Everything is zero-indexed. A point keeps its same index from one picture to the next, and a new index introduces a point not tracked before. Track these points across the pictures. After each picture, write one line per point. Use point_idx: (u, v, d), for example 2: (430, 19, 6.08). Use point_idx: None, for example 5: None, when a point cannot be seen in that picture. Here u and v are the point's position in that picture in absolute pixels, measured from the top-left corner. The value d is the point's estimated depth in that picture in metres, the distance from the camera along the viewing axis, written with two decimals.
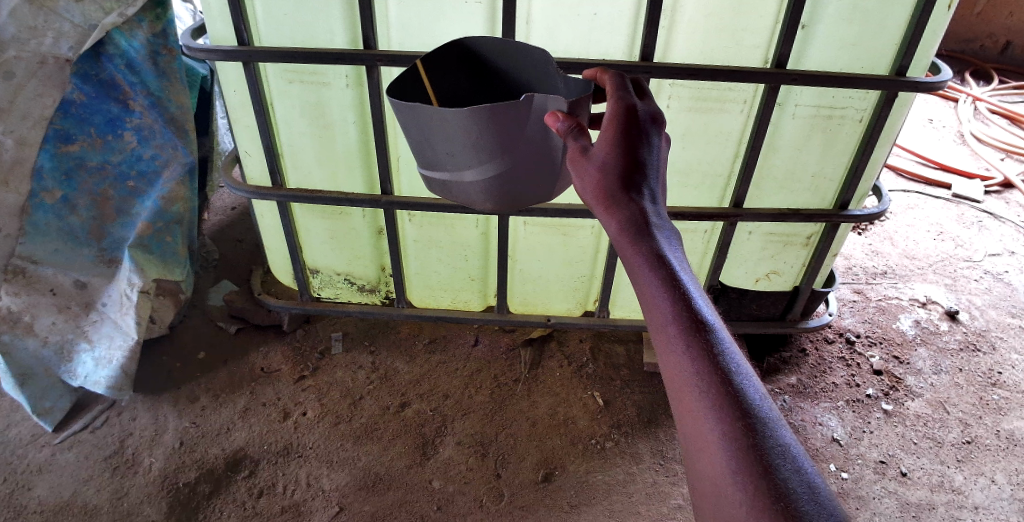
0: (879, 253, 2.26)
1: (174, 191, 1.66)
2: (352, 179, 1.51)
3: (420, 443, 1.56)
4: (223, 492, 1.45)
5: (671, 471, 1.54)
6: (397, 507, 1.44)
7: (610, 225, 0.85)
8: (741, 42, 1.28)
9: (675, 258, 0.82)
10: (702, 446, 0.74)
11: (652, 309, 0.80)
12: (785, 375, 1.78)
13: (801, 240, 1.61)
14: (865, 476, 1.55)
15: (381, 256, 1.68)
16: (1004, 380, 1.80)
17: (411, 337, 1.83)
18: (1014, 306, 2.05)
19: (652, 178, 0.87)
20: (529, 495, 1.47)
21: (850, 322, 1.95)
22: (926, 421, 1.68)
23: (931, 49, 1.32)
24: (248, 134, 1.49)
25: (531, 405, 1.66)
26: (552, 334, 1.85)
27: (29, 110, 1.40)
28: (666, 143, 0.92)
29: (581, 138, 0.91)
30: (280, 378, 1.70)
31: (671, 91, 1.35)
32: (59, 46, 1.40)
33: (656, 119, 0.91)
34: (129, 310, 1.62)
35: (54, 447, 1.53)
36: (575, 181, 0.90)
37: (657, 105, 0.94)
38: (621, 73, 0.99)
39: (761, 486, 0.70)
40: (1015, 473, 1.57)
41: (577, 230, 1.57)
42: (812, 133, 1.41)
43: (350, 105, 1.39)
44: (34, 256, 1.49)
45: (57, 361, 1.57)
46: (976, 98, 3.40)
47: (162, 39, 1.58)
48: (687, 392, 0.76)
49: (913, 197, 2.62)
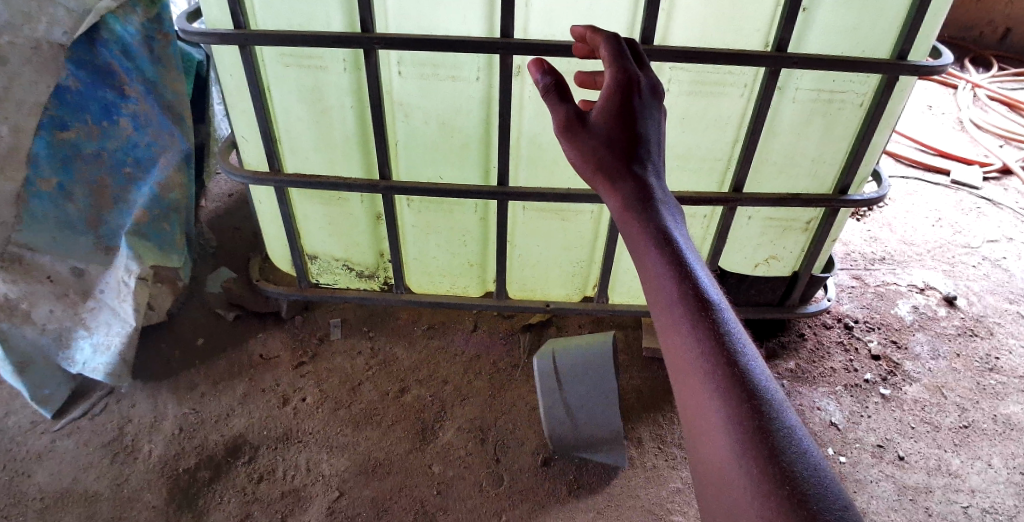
0: (877, 239, 2.26)
1: (171, 178, 1.67)
2: (350, 164, 1.50)
3: (420, 428, 1.57)
4: (223, 479, 1.45)
5: (670, 456, 1.54)
6: (397, 492, 1.44)
7: (612, 200, 0.90)
8: (741, 25, 1.28)
9: (678, 237, 0.85)
10: (706, 428, 0.74)
11: (655, 289, 0.82)
12: (784, 360, 1.79)
13: (800, 225, 1.61)
14: (863, 459, 1.56)
15: (379, 242, 1.67)
16: (1001, 365, 1.81)
17: (410, 324, 1.82)
18: (1012, 292, 2.05)
19: (654, 154, 0.93)
20: (528, 480, 1.48)
21: (848, 308, 1.95)
22: (923, 406, 1.68)
23: (932, 33, 1.31)
24: (244, 119, 1.48)
25: (531, 390, 1.67)
26: (551, 319, 1.85)
27: (25, 98, 1.38)
28: (664, 115, 0.98)
29: (567, 103, 0.94)
30: (280, 364, 1.70)
31: (670, 74, 1.35)
32: (52, 32, 1.39)
33: (655, 92, 0.96)
34: (127, 297, 1.60)
35: (53, 434, 1.53)
36: (572, 150, 0.93)
37: (655, 76, 0.98)
38: (617, 37, 1.02)
39: (765, 468, 0.69)
40: (1012, 457, 1.58)
41: (576, 215, 1.57)
42: (812, 117, 1.40)
43: (348, 90, 1.38)
44: (31, 244, 1.48)
45: (56, 348, 1.58)
46: (975, 85, 3.39)
47: (156, 24, 1.57)
48: (692, 373, 0.77)
49: (912, 183, 2.62)
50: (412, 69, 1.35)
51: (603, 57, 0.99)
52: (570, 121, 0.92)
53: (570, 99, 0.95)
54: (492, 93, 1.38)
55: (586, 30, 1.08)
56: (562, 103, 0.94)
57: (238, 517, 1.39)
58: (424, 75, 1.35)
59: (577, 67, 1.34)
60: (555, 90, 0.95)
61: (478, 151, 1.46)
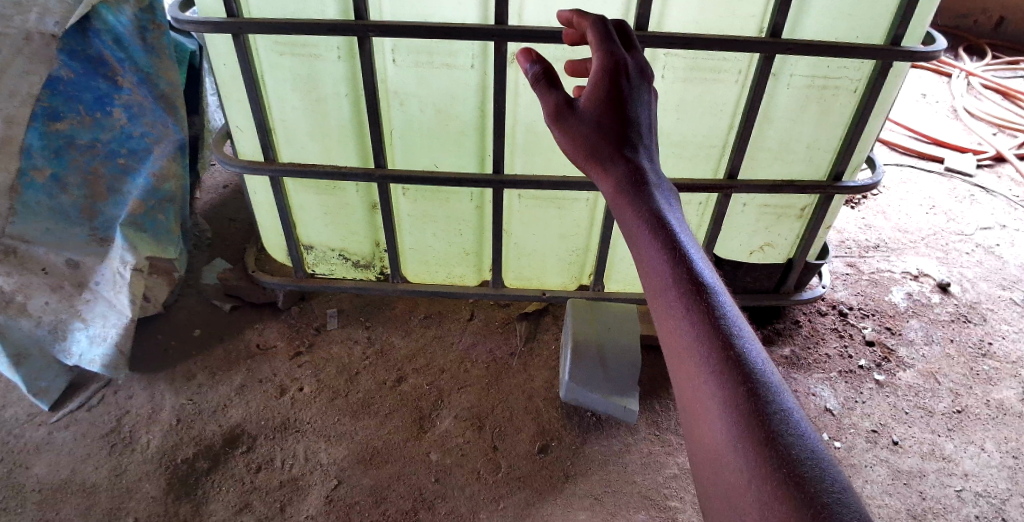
0: (872, 227, 2.27)
1: (166, 168, 1.65)
2: (345, 153, 1.50)
3: (418, 417, 1.57)
4: (222, 468, 1.46)
5: (666, 442, 1.55)
6: (396, 480, 1.45)
7: (605, 186, 0.90)
8: (735, 10, 1.28)
9: (674, 221, 0.85)
10: (702, 412, 0.75)
11: (651, 273, 0.83)
12: (779, 346, 1.80)
13: (796, 211, 1.62)
14: (857, 445, 1.57)
15: (375, 232, 1.68)
16: (995, 350, 1.82)
17: (406, 314, 1.83)
18: (1005, 279, 2.07)
19: (646, 137, 0.93)
20: (527, 467, 1.48)
21: (843, 295, 1.96)
22: (917, 391, 1.70)
23: (926, 18, 1.31)
24: (240, 109, 1.47)
25: (528, 378, 1.67)
26: (547, 308, 1.86)
27: (17, 87, 1.38)
28: (654, 96, 0.98)
29: (556, 91, 0.94)
30: (277, 355, 1.70)
31: (665, 60, 1.34)
32: (44, 22, 1.39)
33: (643, 76, 0.96)
34: (123, 289, 1.60)
35: (51, 426, 1.53)
36: (564, 137, 0.94)
37: (643, 59, 0.99)
38: (603, 19, 1.02)
39: (761, 450, 0.70)
40: (1004, 441, 1.59)
41: (571, 203, 1.57)
42: (807, 103, 1.40)
43: (343, 78, 1.38)
44: (26, 235, 1.48)
45: (51, 340, 1.57)
46: (969, 73, 3.40)
47: (149, 14, 1.59)
48: (688, 357, 0.77)
49: (906, 171, 2.63)
50: (407, 57, 1.34)
51: (590, 41, 1.00)
52: (560, 108, 0.93)
53: (560, 86, 0.95)
54: (488, 80, 1.38)
55: (573, 13, 1.06)
56: (551, 90, 0.95)
57: (237, 506, 1.39)
58: (420, 62, 1.35)
59: (573, 54, 1.33)
60: (544, 78, 0.96)
61: (475, 138, 1.46)
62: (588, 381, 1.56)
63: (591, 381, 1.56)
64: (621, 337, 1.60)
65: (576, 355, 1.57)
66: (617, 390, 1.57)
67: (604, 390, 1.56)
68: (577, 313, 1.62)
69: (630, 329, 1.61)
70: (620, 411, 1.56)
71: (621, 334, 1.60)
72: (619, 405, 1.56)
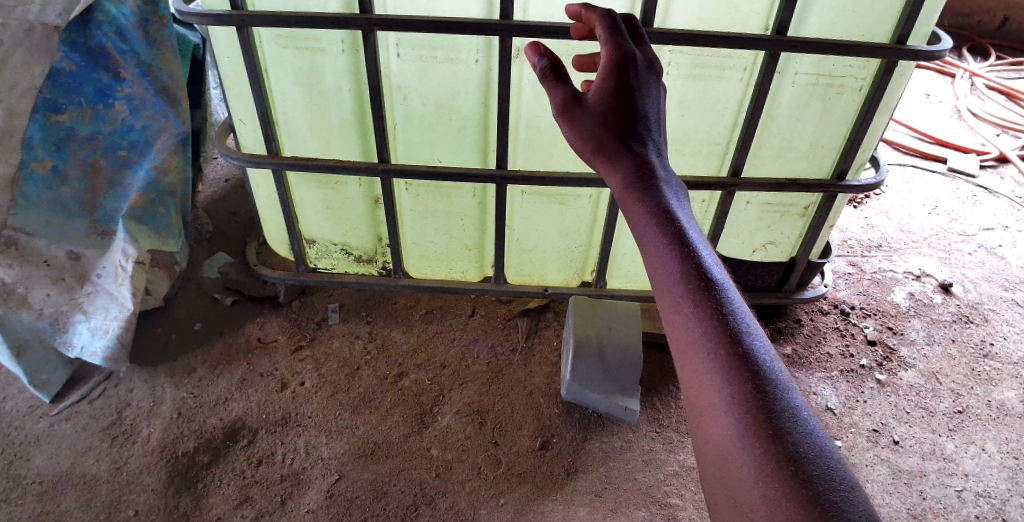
0: (874, 227, 2.26)
1: (167, 161, 1.65)
2: (346, 148, 1.50)
3: (418, 413, 1.57)
4: (222, 461, 1.46)
5: (667, 439, 1.55)
6: (396, 475, 1.45)
7: (613, 180, 0.90)
8: (740, 7, 1.28)
9: (682, 217, 0.85)
10: (707, 408, 0.75)
11: (657, 269, 0.82)
12: (780, 345, 1.80)
13: (798, 210, 1.61)
14: (858, 444, 1.57)
15: (376, 226, 1.67)
16: (996, 351, 1.82)
17: (408, 309, 1.83)
18: (1007, 279, 2.06)
19: (654, 131, 0.93)
20: (527, 461, 1.49)
21: (845, 294, 1.96)
22: (919, 391, 1.69)
23: (931, 18, 1.31)
24: (241, 102, 1.46)
25: (529, 374, 1.67)
26: (548, 304, 1.86)
27: (17, 80, 1.38)
28: (662, 90, 0.98)
29: (562, 84, 0.94)
30: (278, 348, 1.70)
31: (670, 57, 1.34)
32: (46, 14, 1.38)
33: (650, 69, 0.96)
34: (124, 281, 1.60)
35: (51, 419, 1.53)
36: (569, 131, 0.93)
37: (651, 53, 0.99)
38: (611, 13, 1.02)
39: (768, 448, 0.70)
40: (1005, 442, 1.59)
41: (573, 199, 1.57)
42: (810, 101, 1.40)
43: (345, 73, 1.38)
44: (27, 227, 1.48)
45: (52, 333, 1.57)
46: (973, 74, 3.38)
47: (151, 6, 1.57)
48: (694, 353, 0.77)
49: (909, 170, 2.63)
50: (410, 51, 1.34)
51: (598, 35, 0.99)
52: (567, 103, 0.93)
53: (567, 80, 0.95)
54: (491, 76, 1.37)
55: (581, 7, 1.06)
56: (558, 85, 0.94)
57: (237, 500, 1.39)
58: (423, 57, 1.34)
59: (576, 49, 1.33)
60: (552, 72, 0.95)
61: (477, 133, 1.46)
62: (587, 381, 1.56)
63: (590, 382, 1.56)
64: (621, 339, 1.59)
65: (577, 355, 1.56)
66: (616, 389, 1.57)
67: (604, 390, 1.57)
68: (579, 314, 1.61)
69: (630, 331, 1.61)
70: (620, 412, 1.56)
71: (620, 334, 1.60)
72: (620, 406, 1.56)
